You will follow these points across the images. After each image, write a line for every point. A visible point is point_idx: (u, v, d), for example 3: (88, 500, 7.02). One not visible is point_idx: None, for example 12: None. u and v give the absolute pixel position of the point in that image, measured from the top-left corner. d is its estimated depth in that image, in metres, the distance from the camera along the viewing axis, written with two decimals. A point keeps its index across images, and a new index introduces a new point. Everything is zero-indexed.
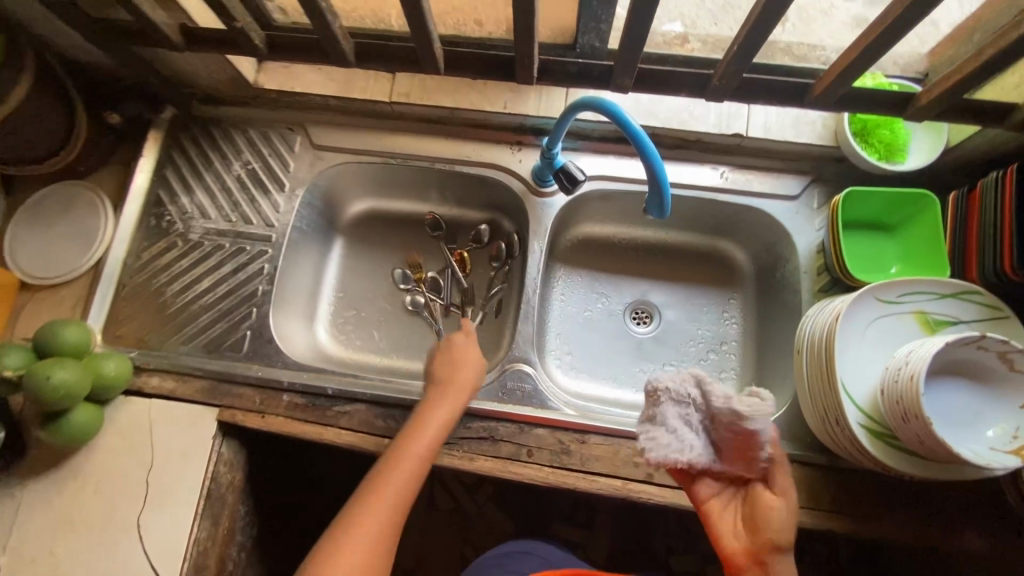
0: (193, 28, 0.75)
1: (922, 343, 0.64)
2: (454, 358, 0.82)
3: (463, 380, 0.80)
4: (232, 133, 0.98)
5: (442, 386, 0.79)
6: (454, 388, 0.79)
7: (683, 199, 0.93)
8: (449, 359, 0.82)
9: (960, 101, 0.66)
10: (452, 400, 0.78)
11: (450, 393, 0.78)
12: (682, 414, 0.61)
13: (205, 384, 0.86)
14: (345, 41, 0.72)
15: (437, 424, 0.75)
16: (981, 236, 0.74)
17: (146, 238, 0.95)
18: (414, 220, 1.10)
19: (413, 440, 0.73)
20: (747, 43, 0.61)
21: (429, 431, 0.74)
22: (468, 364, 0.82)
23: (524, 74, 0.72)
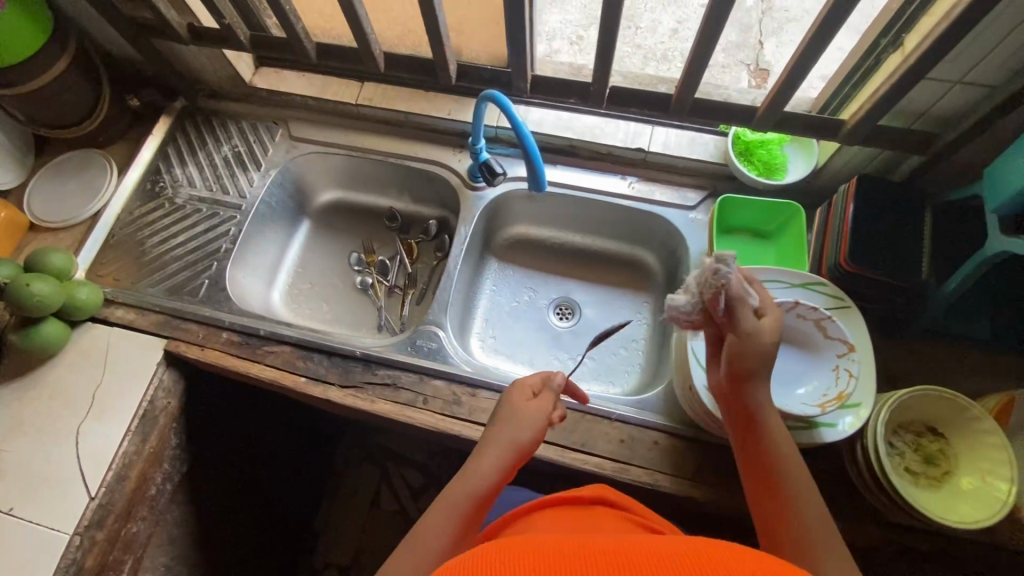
0: (197, 26, 0.96)
1: None
2: (520, 413, 0.68)
3: (530, 419, 0.68)
4: (227, 123, 1.18)
5: (502, 439, 0.66)
6: (518, 448, 0.66)
7: (595, 202, 1.06)
8: (513, 411, 0.69)
9: (790, 116, 0.80)
10: (512, 463, 0.66)
11: (513, 457, 0.66)
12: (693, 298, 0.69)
13: (160, 318, 1.00)
14: (307, 41, 0.91)
15: (491, 483, 0.64)
16: (830, 238, 0.84)
17: (140, 200, 1.12)
18: (374, 212, 1.24)
19: (466, 488, 0.63)
20: (604, 55, 0.76)
21: (482, 466, 0.64)
22: (535, 424, 0.68)
23: (445, 76, 0.89)
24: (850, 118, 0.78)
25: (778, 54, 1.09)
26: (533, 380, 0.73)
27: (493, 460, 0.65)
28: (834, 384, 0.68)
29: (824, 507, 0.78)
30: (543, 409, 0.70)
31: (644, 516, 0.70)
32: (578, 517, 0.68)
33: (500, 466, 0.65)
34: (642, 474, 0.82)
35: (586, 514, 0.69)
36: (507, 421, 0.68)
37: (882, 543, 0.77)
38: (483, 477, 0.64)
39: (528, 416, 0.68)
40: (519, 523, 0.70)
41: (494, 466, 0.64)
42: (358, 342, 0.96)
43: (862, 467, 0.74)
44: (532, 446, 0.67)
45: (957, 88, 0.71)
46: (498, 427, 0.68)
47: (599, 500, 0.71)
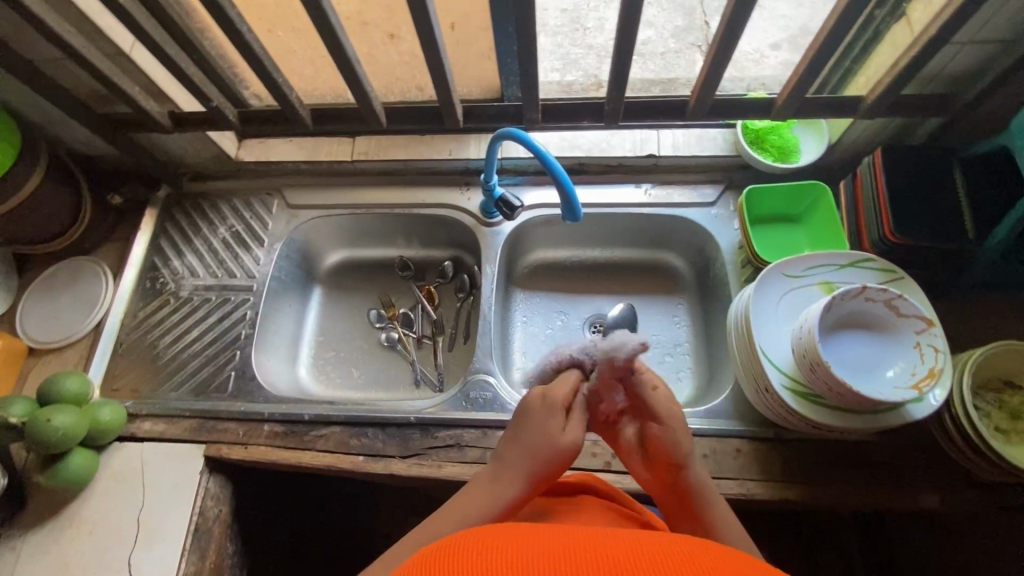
0: (179, 113, 0.91)
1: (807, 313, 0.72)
2: (545, 435, 0.61)
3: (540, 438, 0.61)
4: (218, 202, 1.12)
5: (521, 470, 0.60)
6: (541, 473, 0.60)
7: (615, 216, 1.04)
8: (538, 432, 0.62)
9: (808, 102, 0.80)
10: (534, 485, 0.60)
11: (532, 481, 0.60)
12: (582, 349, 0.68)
13: (192, 423, 0.94)
14: (302, 108, 0.87)
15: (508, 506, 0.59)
16: (866, 212, 0.84)
17: (142, 300, 1.06)
18: (385, 264, 1.20)
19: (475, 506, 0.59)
20: (618, 73, 0.75)
21: (483, 488, 0.61)
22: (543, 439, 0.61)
23: (452, 119, 0.86)
24: (867, 93, 0.78)
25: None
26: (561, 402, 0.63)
27: (511, 485, 0.60)
28: (919, 361, 0.67)
29: (921, 483, 0.78)
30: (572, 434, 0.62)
31: (630, 507, 0.66)
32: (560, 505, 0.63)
33: (521, 491, 0.60)
34: (734, 486, 0.80)
35: (574, 502, 0.64)
36: (530, 444, 0.61)
37: (987, 505, 0.77)
38: (497, 502, 0.59)
39: (553, 442, 0.61)
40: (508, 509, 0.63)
41: (511, 493, 0.59)
42: (409, 407, 0.92)
43: (952, 430, 0.74)
44: (554, 471, 0.61)
45: (969, 47, 0.71)
46: (519, 445, 0.62)
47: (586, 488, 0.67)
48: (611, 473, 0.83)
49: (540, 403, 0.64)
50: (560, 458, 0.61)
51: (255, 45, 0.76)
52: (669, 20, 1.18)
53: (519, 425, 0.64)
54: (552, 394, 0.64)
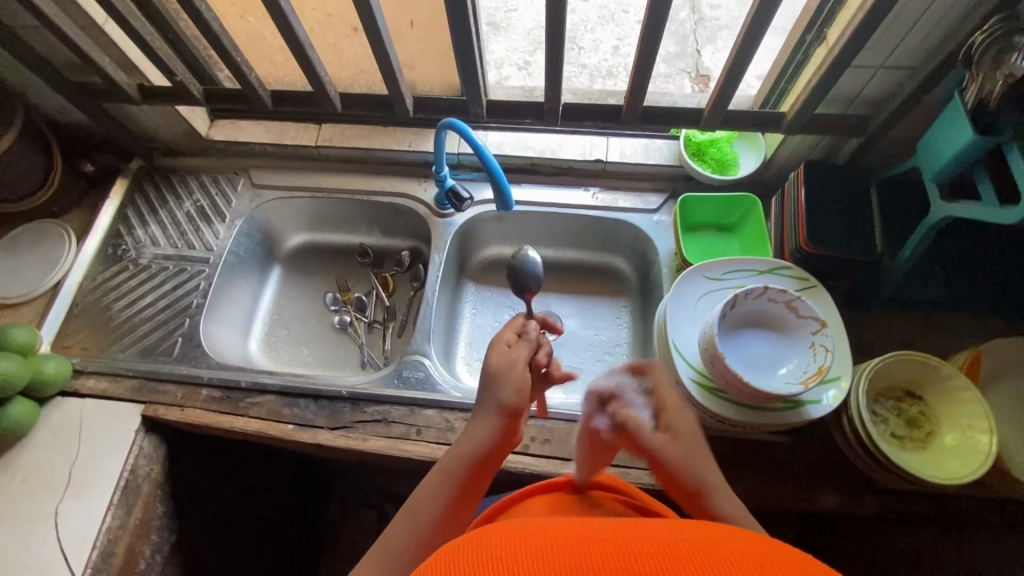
0: (148, 86, 0.96)
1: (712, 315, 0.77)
2: (497, 368, 0.65)
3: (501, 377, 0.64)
4: (188, 178, 1.17)
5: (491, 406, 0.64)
6: (504, 405, 0.63)
7: (562, 215, 1.09)
8: (490, 369, 0.65)
9: (731, 115, 0.85)
10: (501, 420, 0.63)
11: (498, 416, 0.63)
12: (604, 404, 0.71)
13: (134, 383, 0.97)
14: (261, 89, 0.93)
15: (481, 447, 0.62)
16: (787, 222, 0.88)
17: (103, 265, 1.10)
18: (345, 250, 1.24)
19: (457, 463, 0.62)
20: (552, 73, 0.80)
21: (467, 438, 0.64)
22: (509, 378, 0.64)
23: (401, 108, 0.92)
24: (788, 110, 0.83)
25: (714, 59, 1.24)
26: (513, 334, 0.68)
27: (481, 423, 0.63)
28: (812, 360, 0.72)
29: (823, 485, 0.81)
30: (515, 359, 0.65)
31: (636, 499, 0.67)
32: (575, 506, 0.64)
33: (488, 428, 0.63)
34: (643, 475, 0.83)
35: (584, 503, 0.65)
36: (489, 380, 0.65)
37: (882, 510, 0.79)
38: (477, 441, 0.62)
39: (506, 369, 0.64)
40: (512, 508, 0.65)
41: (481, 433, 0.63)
42: (343, 382, 0.95)
43: (848, 433, 0.76)
44: (515, 400, 0.63)
45: (879, 72, 0.76)
46: (483, 391, 0.65)
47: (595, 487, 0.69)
48: (528, 456, 0.85)
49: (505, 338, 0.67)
50: (517, 384, 0.64)
51: (215, 24, 0.81)
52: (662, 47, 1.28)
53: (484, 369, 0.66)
54: (497, 336, 0.67)
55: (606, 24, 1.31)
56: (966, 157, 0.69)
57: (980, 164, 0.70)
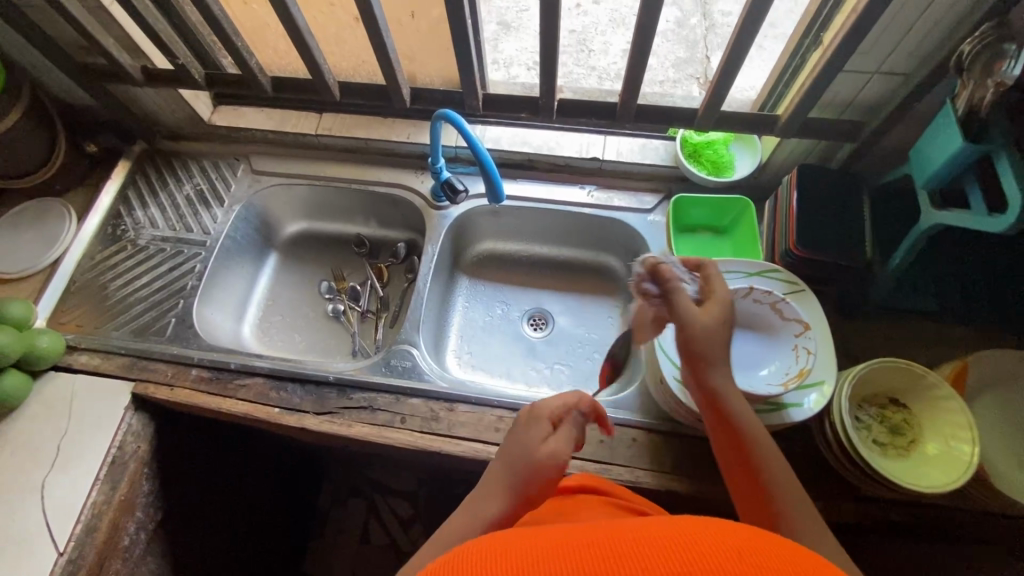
0: (151, 68, 0.98)
1: None
2: (530, 444, 0.63)
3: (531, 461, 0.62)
4: (189, 162, 1.19)
5: (510, 484, 0.61)
6: (526, 489, 0.61)
7: (557, 212, 1.09)
8: (522, 443, 0.64)
9: (724, 117, 0.85)
10: (517, 502, 0.61)
11: (515, 497, 0.61)
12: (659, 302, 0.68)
13: (126, 361, 0.98)
14: (261, 75, 0.94)
15: (489, 525, 0.59)
16: (778, 225, 0.88)
17: (101, 244, 1.11)
18: (342, 239, 1.24)
19: (462, 531, 0.59)
20: (547, 68, 0.81)
21: (480, 508, 0.61)
22: (538, 458, 0.62)
23: (398, 99, 0.93)
24: (782, 113, 0.83)
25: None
26: (547, 412, 0.66)
27: (496, 498, 0.61)
28: (793, 362, 0.72)
29: (804, 490, 0.80)
30: (554, 448, 0.63)
31: (621, 498, 0.72)
32: (566, 505, 0.68)
33: (502, 507, 0.60)
34: (624, 472, 0.83)
35: (579, 502, 0.69)
36: (516, 452, 0.63)
37: (862, 517, 0.79)
38: (481, 518, 0.59)
39: (536, 455, 0.62)
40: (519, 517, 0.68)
41: (492, 510, 0.60)
42: (331, 368, 0.95)
43: (830, 439, 0.76)
44: (540, 487, 0.61)
45: (873, 77, 0.76)
46: (506, 462, 0.63)
47: (584, 491, 0.74)
48: None
49: (540, 416, 0.66)
50: (547, 470, 0.61)
51: (216, 9, 0.82)
52: (671, 51, 1.29)
53: (508, 442, 0.66)
54: (539, 408, 0.67)
55: (617, 28, 1.32)
56: (957, 165, 0.69)
57: (970, 173, 0.70)
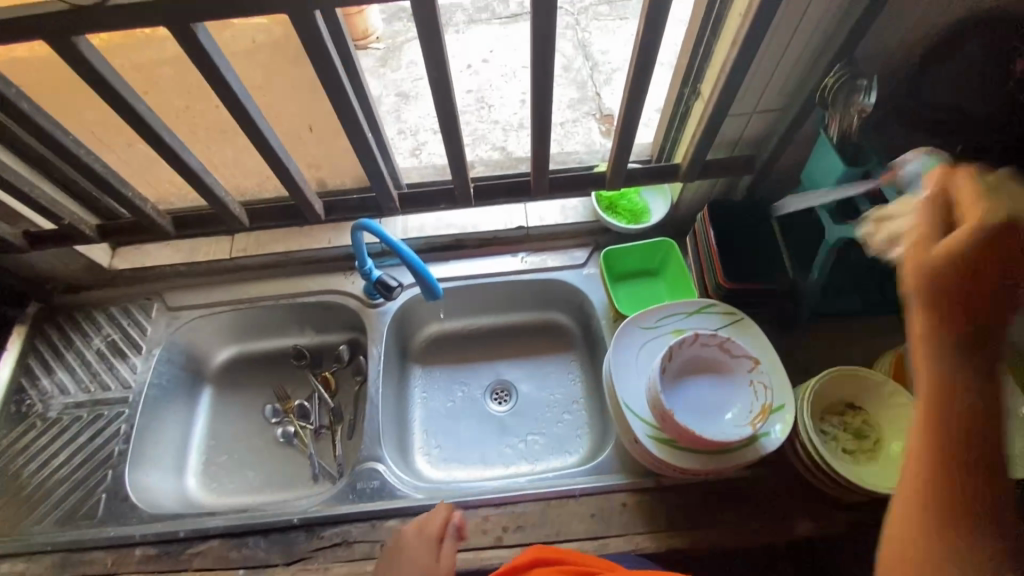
0: (33, 231, 0.90)
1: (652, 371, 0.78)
2: (421, 565, 0.71)
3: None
4: (95, 312, 1.09)
5: None
6: None
7: (496, 285, 1.09)
8: (413, 564, 0.71)
9: (631, 173, 0.89)
10: None
11: None
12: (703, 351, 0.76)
13: (55, 559, 0.87)
14: (160, 217, 0.89)
15: None
16: (704, 260, 0.91)
17: (7, 426, 1.00)
18: (279, 355, 1.17)
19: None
20: (453, 157, 0.82)
21: None
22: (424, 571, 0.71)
23: (312, 214, 0.91)
24: (682, 161, 0.88)
25: (613, 101, 1.32)
26: (427, 530, 0.75)
27: None
28: (754, 399, 0.74)
29: (796, 513, 0.81)
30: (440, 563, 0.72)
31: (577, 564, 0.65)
32: None
33: None
34: (622, 543, 0.81)
35: None
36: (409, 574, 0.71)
37: (854, 526, 0.81)
38: None
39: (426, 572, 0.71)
40: None
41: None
42: (294, 508, 0.88)
43: (803, 458, 0.78)
44: None
45: (755, 116, 0.82)
46: None
47: (537, 561, 0.67)
48: (504, 548, 0.82)
49: (422, 534, 0.74)
50: None
51: (98, 166, 0.77)
52: (565, 95, 1.35)
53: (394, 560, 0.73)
54: (422, 529, 0.75)
55: (510, 82, 1.37)
56: (846, 185, 0.74)
57: (860, 191, 0.76)
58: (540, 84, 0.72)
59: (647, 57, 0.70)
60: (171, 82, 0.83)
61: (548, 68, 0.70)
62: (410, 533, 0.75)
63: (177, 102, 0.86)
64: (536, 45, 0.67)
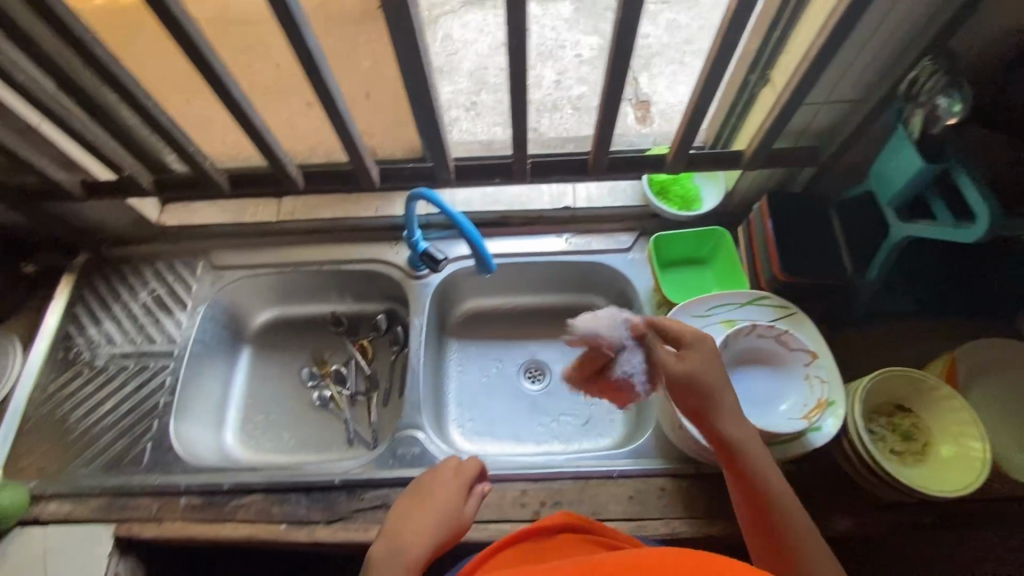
0: (91, 182, 0.91)
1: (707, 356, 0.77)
2: (452, 505, 0.68)
3: (456, 524, 0.68)
4: (142, 266, 1.11)
5: (434, 530, 0.65)
6: (442, 538, 0.65)
7: (538, 264, 1.07)
8: (445, 504, 0.68)
9: (693, 157, 0.87)
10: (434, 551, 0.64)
11: (438, 544, 0.65)
12: (763, 338, 0.76)
13: (103, 501, 0.90)
14: (217, 174, 0.89)
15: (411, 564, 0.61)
16: (760, 250, 0.90)
17: (54, 372, 1.02)
18: (318, 320, 1.18)
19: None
20: (516, 129, 0.80)
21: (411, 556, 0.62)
22: (448, 502, 0.68)
23: (367, 181, 0.91)
24: (746, 148, 0.87)
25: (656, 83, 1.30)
26: (466, 477, 0.72)
27: (424, 546, 0.63)
28: (809, 393, 0.75)
29: (836, 509, 0.81)
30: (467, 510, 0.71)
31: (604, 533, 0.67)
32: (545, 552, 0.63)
33: (425, 548, 0.63)
34: (659, 526, 0.82)
35: (556, 546, 0.64)
36: (437, 506, 0.68)
37: (894, 526, 0.80)
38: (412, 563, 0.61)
39: (457, 513, 0.68)
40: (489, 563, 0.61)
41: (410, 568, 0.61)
42: (334, 469, 0.90)
43: (851, 457, 0.77)
44: (452, 537, 0.67)
45: (826, 107, 0.80)
46: (427, 508, 0.67)
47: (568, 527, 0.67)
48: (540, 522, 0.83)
49: (465, 477, 0.72)
50: (462, 530, 0.69)
51: (165, 118, 0.77)
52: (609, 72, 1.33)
53: (424, 488, 0.71)
54: (463, 471, 0.73)
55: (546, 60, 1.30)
56: (920, 183, 0.73)
57: (931, 188, 0.75)
58: (616, 59, 0.71)
59: (730, 38, 0.68)
60: (236, 37, 0.82)
61: (626, 44, 0.68)
62: (446, 471, 0.72)
63: (240, 59, 0.85)
64: (618, 19, 0.65)
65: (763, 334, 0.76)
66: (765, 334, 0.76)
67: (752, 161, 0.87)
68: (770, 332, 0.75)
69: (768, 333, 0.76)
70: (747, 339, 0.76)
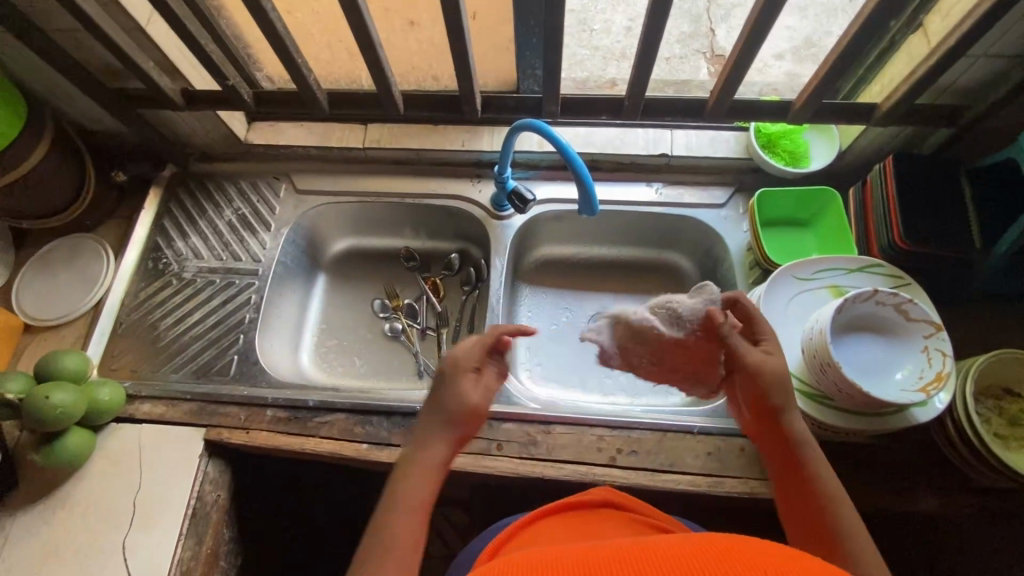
0: (192, 91, 0.91)
1: (815, 319, 0.74)
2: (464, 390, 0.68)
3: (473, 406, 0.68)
4: (226, 184, 1.11)
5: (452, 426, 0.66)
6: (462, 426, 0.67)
7: (625, 213, 1.04)
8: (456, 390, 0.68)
9: (819, 108, 0.81)
10: (456, 439, 0.66)
11: (454, 436, 0.66)
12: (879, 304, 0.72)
13: (193, 406, 0.93)
14: (319, 91, 0.87)
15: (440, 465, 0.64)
16: (877, 215, 0.85)
17: (144, 280, 1.05)
18: (391, 254, 1.17)
19: (419, 482, 0.62)
20: (641, 62, 0.76)
21: (425, 463, 0.63)
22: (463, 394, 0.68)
23: (470, 109, 0.88)
24: (882, 101, 0.80)
25: None
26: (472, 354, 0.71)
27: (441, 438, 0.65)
28: (926, 365, 0.71)
29: (924, 487, 0.79)
30: (488, 387, 0.70)
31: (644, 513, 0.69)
32: (587, 523, 0.64)
33: (445, 446, 0.65)
34: (737, 484, 0.81)
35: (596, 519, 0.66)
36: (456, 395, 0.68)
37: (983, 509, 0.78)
38: (433, 461, 0.64)
39: (471, 399, 0.68)
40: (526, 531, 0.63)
41: (438, 453, 0.64)
42: (414, 397, 0.91)
43: (952, 433, 0.75)
44: (472, 424, 0.68)
45: (983, 61, 0.73)
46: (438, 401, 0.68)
47: (606, 504, 0.69)
48: (616, 468, 0.83)
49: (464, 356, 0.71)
50: (483, 412, 0.68)
51: (280, 25, 0.75)
52: None
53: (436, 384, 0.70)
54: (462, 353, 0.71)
55: (618, 3, 1.16)
56: None
57: None
58: None
59: None
60: None
61: None
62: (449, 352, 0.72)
63: None
64: None
65: (879, 300, 0.72)
66: (882, 301, 0.72)
67: (881, 117, 0.81)
68: (888, 299, 0.71)
69: (885, 299, 0.71)
70: (862, 303, 0.72)
